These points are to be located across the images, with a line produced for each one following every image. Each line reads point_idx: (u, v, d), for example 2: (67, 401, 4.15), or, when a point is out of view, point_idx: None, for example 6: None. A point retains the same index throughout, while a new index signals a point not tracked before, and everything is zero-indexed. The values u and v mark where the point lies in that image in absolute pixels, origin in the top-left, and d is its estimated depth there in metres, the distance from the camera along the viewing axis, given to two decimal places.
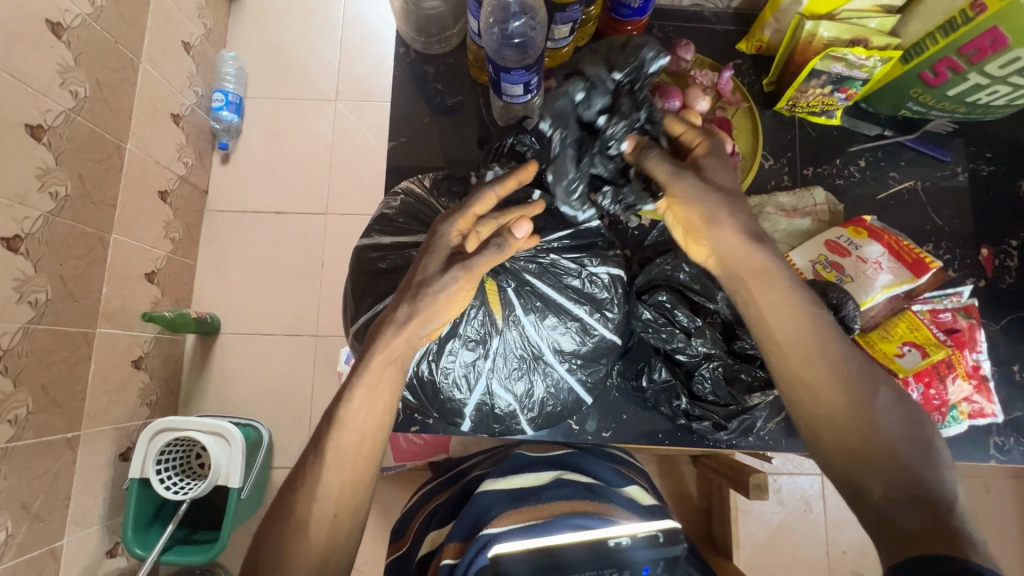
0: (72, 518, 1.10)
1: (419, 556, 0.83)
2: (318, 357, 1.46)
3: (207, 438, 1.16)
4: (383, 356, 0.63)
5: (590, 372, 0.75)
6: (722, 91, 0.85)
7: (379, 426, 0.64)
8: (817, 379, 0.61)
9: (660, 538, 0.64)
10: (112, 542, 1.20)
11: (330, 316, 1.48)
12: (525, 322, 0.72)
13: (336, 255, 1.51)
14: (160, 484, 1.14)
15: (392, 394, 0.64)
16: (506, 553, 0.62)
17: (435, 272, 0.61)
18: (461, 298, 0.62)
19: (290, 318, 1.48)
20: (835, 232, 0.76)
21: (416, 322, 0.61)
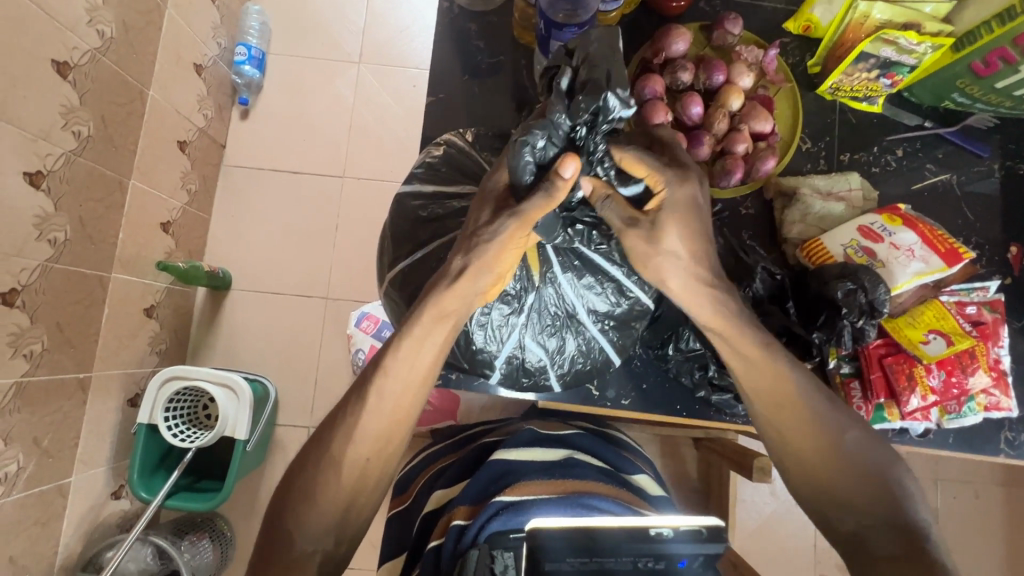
0: (81, 457, 1.11)
1: (423, 514, 0.88)
2: (327, 319, 1.47)
3: (215, 389, 1.17)
4: (432, 314, 0.63)
5: (621, 335, 0.76)
6: (766, 69, 0.81)
7: (406, 395, 0.66)
8: (788, 427, 0.67)
9: (701, 533, 0.61)
10: (118, 484, 1.22)
11: (342, 280, 1.48)
12: (562, 281, 0.71)
13: (352, 221, 1.51)
14: (167, 431, 1.16)
15: (436, 351, 0.65)
16: (544, 526, 0.62)
17: (484, 221, 0.59)
18: (515, 244, 0.60)
19: (301, 278, 1.49)
20: (869, 217, 0.74)
21: (469, 276, 0.61)
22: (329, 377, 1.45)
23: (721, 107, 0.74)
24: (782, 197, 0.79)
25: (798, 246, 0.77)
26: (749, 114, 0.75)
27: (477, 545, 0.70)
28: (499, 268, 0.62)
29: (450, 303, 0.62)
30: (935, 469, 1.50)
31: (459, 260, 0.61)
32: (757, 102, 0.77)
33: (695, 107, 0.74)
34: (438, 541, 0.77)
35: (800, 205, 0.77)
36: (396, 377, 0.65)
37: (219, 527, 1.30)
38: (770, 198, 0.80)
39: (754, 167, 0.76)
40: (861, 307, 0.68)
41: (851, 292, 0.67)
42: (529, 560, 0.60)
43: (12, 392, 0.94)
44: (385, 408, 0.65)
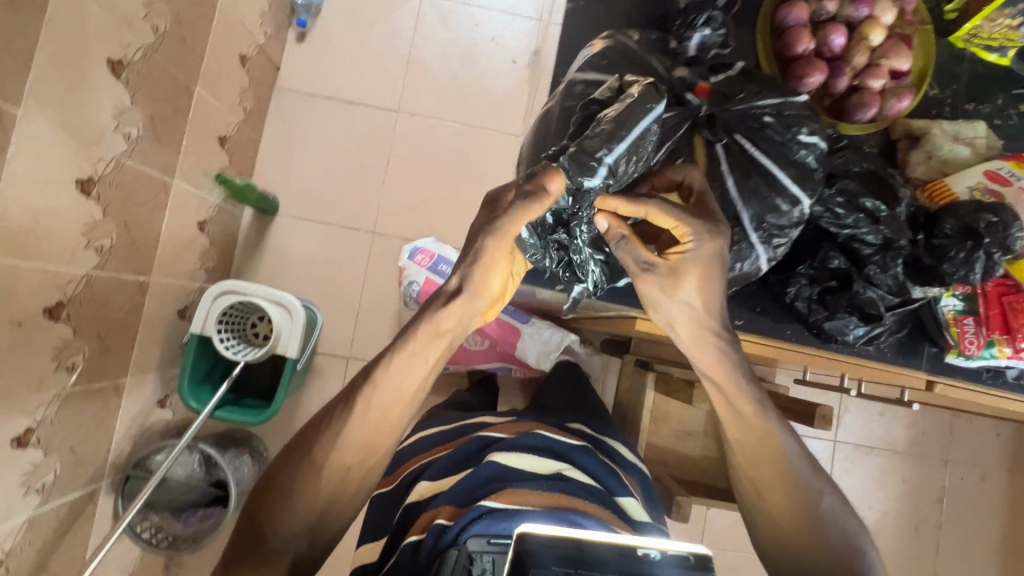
0: (135, 360, 1.12)
1: (407, 502, 0.87)
2: (374, 252, 1.47)
3: (270, 306, 1.17)
4: (433, 327, 0.65)
5: (781, 244, 0.71)
6: (904, 9, 0.82)
7: (398, 406, 0.68)
8: (768, 485, 0.69)
9: (691, 561, 0.58)
10: (163, 394, 1.23)
11: (391, 215, 1.48)
12: (728, 181, 0.68)
13: (405, 160, 1.49)
14: (222, 344, 1.17)
15: (427, 370, 0.68)
16: (534, 532, 0.58)
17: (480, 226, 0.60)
18: (504, 262, 0.62)
19: (349, 210, 1.47)
20: (995, 163, 0.76)
21: (463, 291, 0.63)
22: (372, 311, 1.45)
23: (865, 40, 0.77)
24: (908, 138, 0.81)
25: (919, 189, 0.79)
26: (889, 51, 0.78)
27: (458, 545, 0.68)
28: (498, 287, 0.64)
29: (444, 322, 0.65)
30: (946, 450, 1.56)
31: (458, 282, 0.64)
32: (898, 38, 0.78)
33: (838, 38, 0.77)
34: (419, 536, 0.75)
35: (926, 147, 0.80)
36: (386, 387, 0.67)
37: (256, 445, 1.31)
38: (895, 138, 0.82)
39: (888, 103, 0.79)
40: (999, 241, 0.70)
41: (992, 224, 0.69)
42: (513, 562, 0.55)
43: (83, 283, 0.93)
44: (381, 418, 0.67)
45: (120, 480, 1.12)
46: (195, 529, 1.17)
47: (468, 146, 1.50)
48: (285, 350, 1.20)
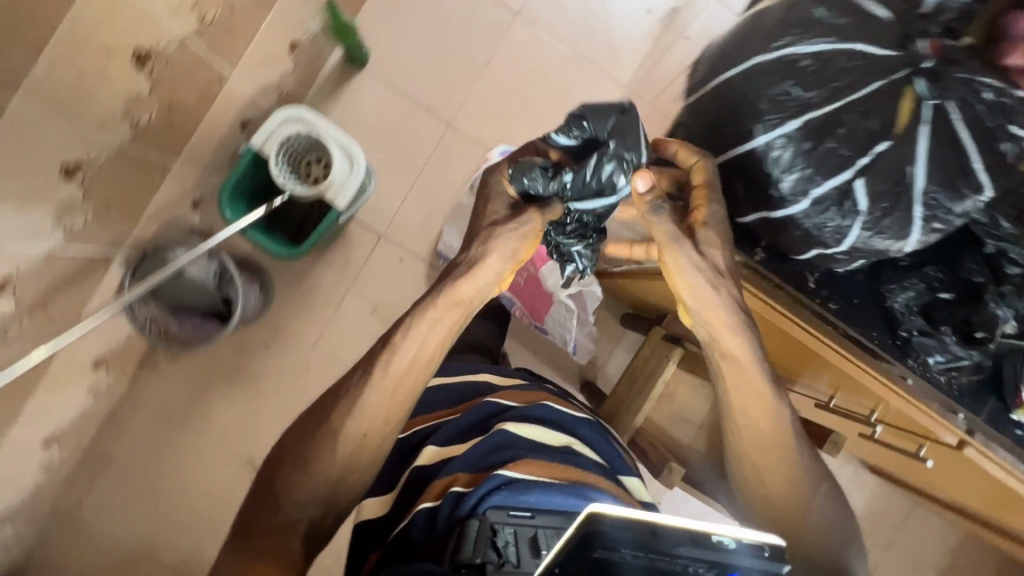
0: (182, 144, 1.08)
1: (413, 465, 0.85)
2: (442, 144, 1.43)
3: (336, 149, 1.14)
4: (449, 299, 0.74)
5: (932, 236, 0.69)
6: None
7: (411, 372, 0.75)
8: (771, 468, 0.75)
9: (764, 553, 0.61)
10: (199, 196, 1.20)
11: (471, 115, 1.43)
12: (920, 143, 0.63)
13: (507, 65, 1.44)
14: (275, 168, 1.13)
15: (446, 331, 0.75)
16: (606, 514, 0.57)
17: (503, 212, 0.73)
18: (531, 237, 0.73)
19: (433, 94, 1.43)
20: None
21: (484, 264, 0.72)
22: (419, 199, 1.42)
23: None
24: None
25: None
26: None
27: (478, 516, 0.68)
28: (518, 257, 0.74)
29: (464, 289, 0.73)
30: (892, 533, 1.60)
31: (482, 252, 0.72)
32: None
33: None
34: (435, 504, 0.74)
35: None
36: (402, 353, 0.74)
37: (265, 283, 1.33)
38: None
39: None
40: None
41: None
42: (582, 539, 0.57)
43: (173, 44, 0.89)
44: (398, 383, 0.74)
45: (132, 264, 1.10)
46: (188, 334, 1.18)
47: (573, 77, 1.45)
48: (333, 197, 1.15)
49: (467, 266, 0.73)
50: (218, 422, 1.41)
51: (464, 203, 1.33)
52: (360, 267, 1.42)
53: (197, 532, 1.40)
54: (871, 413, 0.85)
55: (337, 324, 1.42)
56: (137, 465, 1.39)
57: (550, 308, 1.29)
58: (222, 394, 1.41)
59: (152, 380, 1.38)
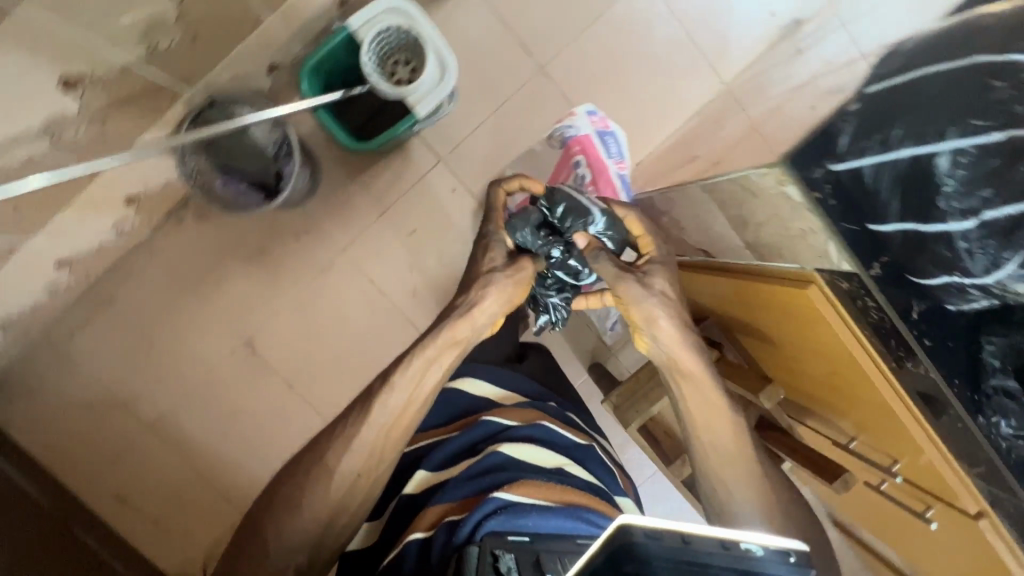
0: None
1: (402, 494, 0.88)
2: (528, 85, 1.38)
3: (431, 56, 1.09)
4: (448, 337, 0.84)
5: None
6: None
7: (409, 410, 0.83)
8: (733, 472, 0.79)
9: (791, 559, 0.56)
10: (278, 61, 1.14)
11: (565, 65, 1.38)
12: None
13: (614, 28, 1.39)
14: (365, 56, 1.08)
15: (443, 370, 0.84)
16: (639, 524, 0.54)
17: (499, 263, 0.86)
18: (523, 288, 0.85)
19: (534, 32, 1.37)
20: None
21: (480, 307, 0.83)
22: (488, 134, 1.38)
23: None
24: None
25: None
26: None
27: (476, 541, 0.72)
28: (512, 300, 0.85)
29: (461, 330, 0.83)
30: None
31: (478, 295, 0.84)
32: None
33: None
34: (428, 533, 0.78)
35: None
36: (400, 390, 0.83)
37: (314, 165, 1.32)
38: None
39: None
40: None
41: None
42: (616, 553, 0.53)
43: None
44: (396, 418, 0.83)
45: (210, 102, 1.07)
46: (232, 195, 1.14)
47: (676, 60, 1.41)
48: (414, 105, 1.10)
49: (464, 308, 0.84)
50: (227, 296, 1.38)
51: (537, 152, 1.28)
52: (410, 184, 1.38)
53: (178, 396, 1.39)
54: (891, 461, 0.82)
55: (371, 234, 1.39)
56: (136, 315, 1.36)
57: None
58: (239, 270, 1.37)
59: (173, 235, 1.34)
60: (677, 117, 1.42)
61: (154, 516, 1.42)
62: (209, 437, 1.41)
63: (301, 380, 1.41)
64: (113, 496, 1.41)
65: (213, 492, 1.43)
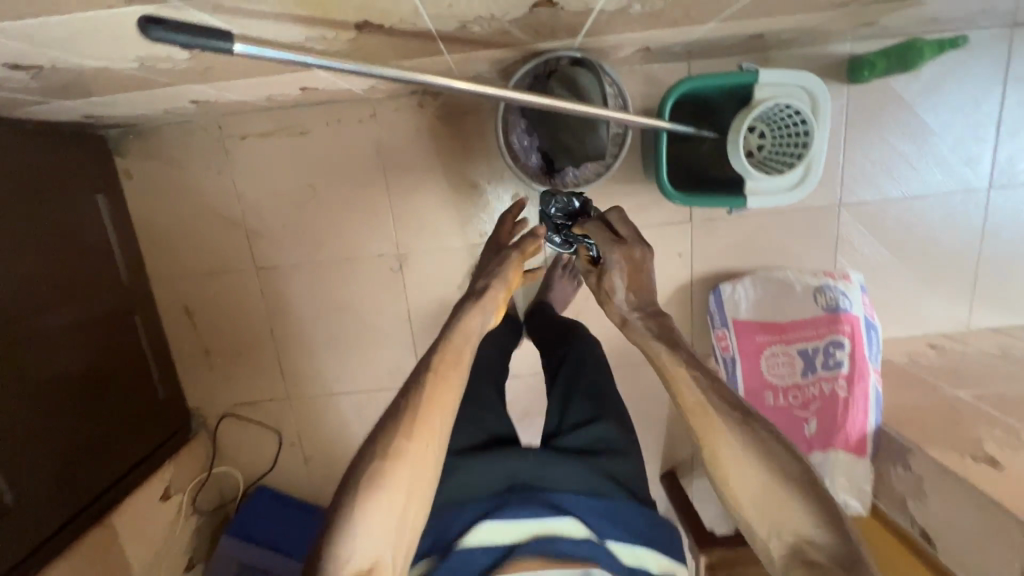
0: (713, 25, 0.86)
1: None
2: (814, 212, 1.25)
3: (800, 167, 0.95)
4: (455, 335, 0.81)
5: None
6: None
7: (434, 409, 0.74)
8: None
9: None
10: (651, 47, 0.96)
11: (858, 217, 1.26)
12: None
13: (925, 213, 1.27)
14: (750, 118, 0.92)
15: (456, 357, 0.79)
16: None
17: (490, 262, 0.94)
18: (512, 268, 0.92)
19: (858, 168, 1.23)
20: None
21: (483, 300, 0.86)
22: (749, 229, 1.25)
23: None
24: None
25: None
26: None
27: None
28: (510, 281, 0.90)
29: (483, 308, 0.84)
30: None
31: (484, 284, 0.88)
32: None
33: None
34: None
35: None
36: (431, 393, 0.75)
37: None
38: None
39: None
40: None
41: None
42: None
43: None
44: (434, 410, 0.74)
45: (571, 57, 0.92)
46: (518, 150, 1.03)
47: (949, 278, 1.30)
48: (749, 193, 0.96)
49: (472, 298, 0.86)
50: (411, 204, 1.23)
51: (793, 289, 1.17)
52: (649, 222, 1.25)
53: (303, 259, 1.27)
54: None
55: None
56: (313, 161, 1.21)
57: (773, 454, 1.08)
58: (440, 187, 1.22)
59: (404, 113, 1.18)
60: (910, 328, 1.32)
61: (208, 345, 1.33)
62: (304, 311, 1.31)
63: (423, 320, 1.31)
64: (182, 304, 1.30)
65: (275, 359, 1.34)
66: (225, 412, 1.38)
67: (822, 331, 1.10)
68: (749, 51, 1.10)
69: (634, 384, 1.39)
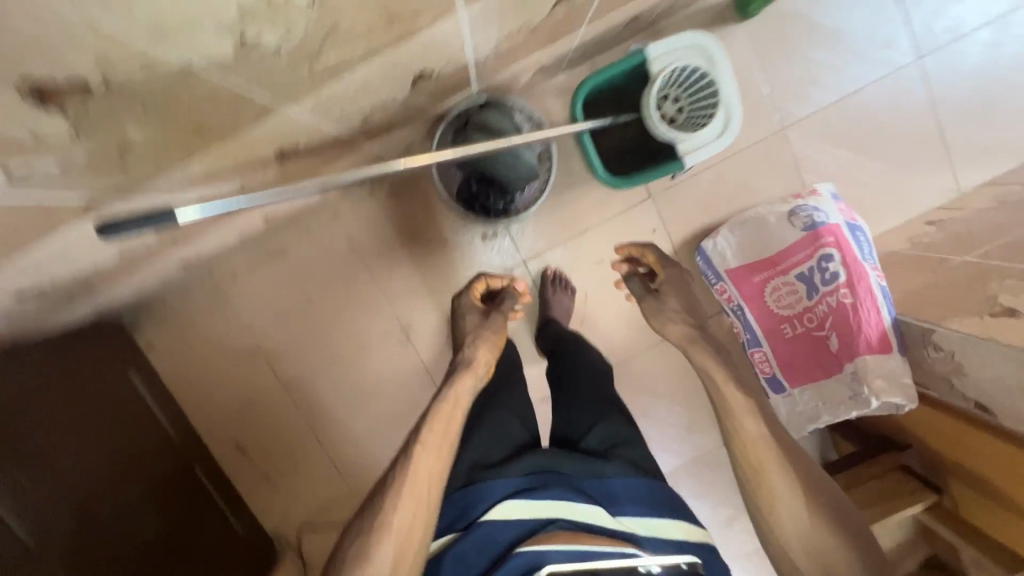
0: (589, 29, 0.94)
1: None
2: (763, 144, 1.28)
3: (720, 114, 1.00)
4: (447, 410, 0.83)
5: None
6: None
7: (427, 474, 0.75)
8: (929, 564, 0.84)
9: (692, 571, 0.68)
10: (547, 66, 1.04)
11: (808, 133, 1.28)
12: None
13: (869, 105, 1.28)
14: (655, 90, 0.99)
15: (447, 422, 0.81)
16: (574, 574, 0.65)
17: (475, 317, 1.07)
18: (497, 337, 1.01)
19: (784, 90, 1.27)
20: None
21: (475, 363, 0.94)
22: (709, 182, 1.29)
23: None
24: None
25: None
26: None
27: None
28: (496, 343, 0.99)
29: (473, 374, 0.92)
30: None
31: (467, 356, 0.95)
32: None
33: None
34: None
35: None
36: (420, 461, 0.76)
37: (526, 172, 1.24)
38: None
39: None
40: None
41: None
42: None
43: None
44: (427, 477, 0.75)
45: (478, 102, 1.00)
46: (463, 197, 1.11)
47: (919, 153, 1.29)
48: (685, 153, 1.01)
49: (464, 367, 0.92)
50: (395, 280, 1.31)
51: (770, 222, 1.18)
52: (615, 212, 1.29)
53: (322, 363, 1.35)
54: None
55: (560, 251, 1.31)
56: (301, 274, 1.31)
57: (812, 382, 1.09)
58: (417, 254, 1.30)
59: (364, 203, 1.28)
60: (899, 212, 1.31)
61: (267, 470, 1.41)
62: (340, 408, 1.38)
63: None
64: (233, 441, 1.39)
65: (329, 462, 1.40)
66: (304, 525, 1.44)
67: (810, 250, 1.10)
68: (637, 32, 1.17)
69: (664, 366, 1.36)
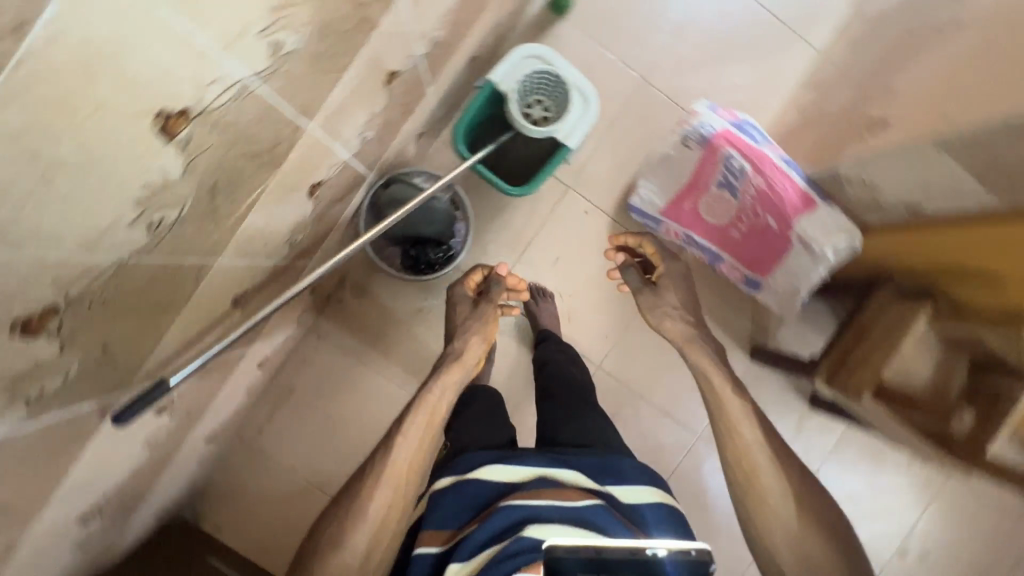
0: (435, 87, 1.08)
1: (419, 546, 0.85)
2: (635, 97, 1.41)
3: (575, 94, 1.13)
4: (435, 398, 0.99)
5: None
6: None
7: (415, 451, 0.92)
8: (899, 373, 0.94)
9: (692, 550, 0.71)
10: (423, 129, 1.18)
11: (667, 70, 1.41)
12: None
13: (705, 23, 1.41)
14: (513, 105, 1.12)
15: (432, 411, 0.98)
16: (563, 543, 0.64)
17: (469, 308, 1.16)
18: (487, 328, 1.13)
19: (629, 48, 1.41)
20: None
21: (464, 356, 1.08)
22: (611, 150, 1.41)
23: None
24: None
25: None
26: None
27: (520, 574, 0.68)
28: (486, 336, 1.12)
29: (460, 366, 1.06)
30: None
31: (452, 352, 1.09)
32: None
33: None
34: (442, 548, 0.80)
35: None
36: (406, 441, 0.93)
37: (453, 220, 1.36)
38: None
39: None
40: None
41: None
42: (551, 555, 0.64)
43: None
44: (411, 453, 0.92)
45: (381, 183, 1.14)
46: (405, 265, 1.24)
47: (769, 37, 1.41)
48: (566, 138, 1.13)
49: (454, 358, 1.07)
50: (394, 366, 1.41)
51: (672, 153, 1.23)
52: (546, 213, 1.40)
53: None
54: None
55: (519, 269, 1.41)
56: (315, 399, 1.40)
57: (777, 265, 1.16)
58: (403, 332, 1.40)
59: (340, 313, 1.40)
60: (781, 92, 1.40)
61: None
62: None
63: None
64: None
65: None
66: None
67: (712, 161, 1.14)
68: (485, 66, 1.33)
69: None
